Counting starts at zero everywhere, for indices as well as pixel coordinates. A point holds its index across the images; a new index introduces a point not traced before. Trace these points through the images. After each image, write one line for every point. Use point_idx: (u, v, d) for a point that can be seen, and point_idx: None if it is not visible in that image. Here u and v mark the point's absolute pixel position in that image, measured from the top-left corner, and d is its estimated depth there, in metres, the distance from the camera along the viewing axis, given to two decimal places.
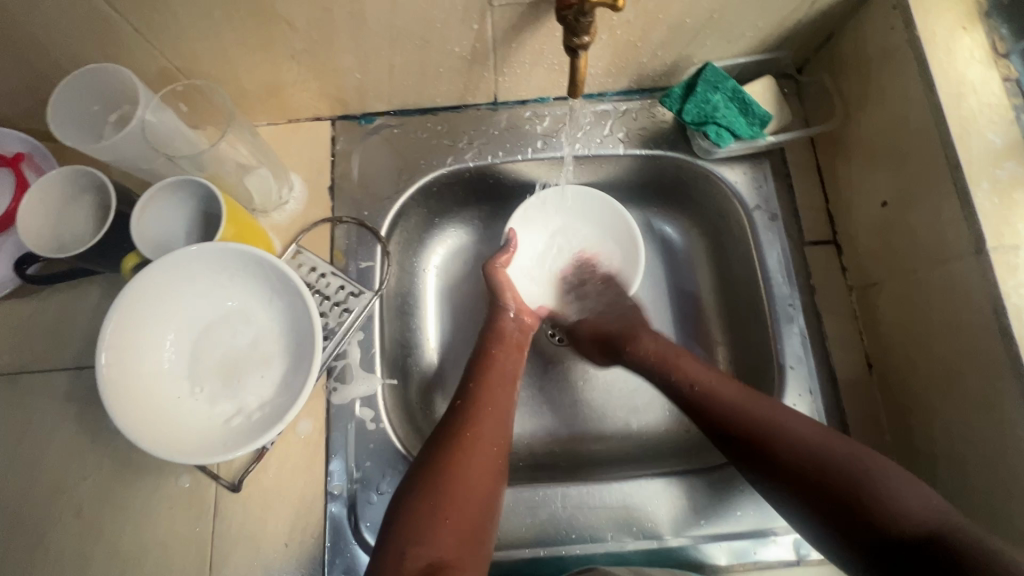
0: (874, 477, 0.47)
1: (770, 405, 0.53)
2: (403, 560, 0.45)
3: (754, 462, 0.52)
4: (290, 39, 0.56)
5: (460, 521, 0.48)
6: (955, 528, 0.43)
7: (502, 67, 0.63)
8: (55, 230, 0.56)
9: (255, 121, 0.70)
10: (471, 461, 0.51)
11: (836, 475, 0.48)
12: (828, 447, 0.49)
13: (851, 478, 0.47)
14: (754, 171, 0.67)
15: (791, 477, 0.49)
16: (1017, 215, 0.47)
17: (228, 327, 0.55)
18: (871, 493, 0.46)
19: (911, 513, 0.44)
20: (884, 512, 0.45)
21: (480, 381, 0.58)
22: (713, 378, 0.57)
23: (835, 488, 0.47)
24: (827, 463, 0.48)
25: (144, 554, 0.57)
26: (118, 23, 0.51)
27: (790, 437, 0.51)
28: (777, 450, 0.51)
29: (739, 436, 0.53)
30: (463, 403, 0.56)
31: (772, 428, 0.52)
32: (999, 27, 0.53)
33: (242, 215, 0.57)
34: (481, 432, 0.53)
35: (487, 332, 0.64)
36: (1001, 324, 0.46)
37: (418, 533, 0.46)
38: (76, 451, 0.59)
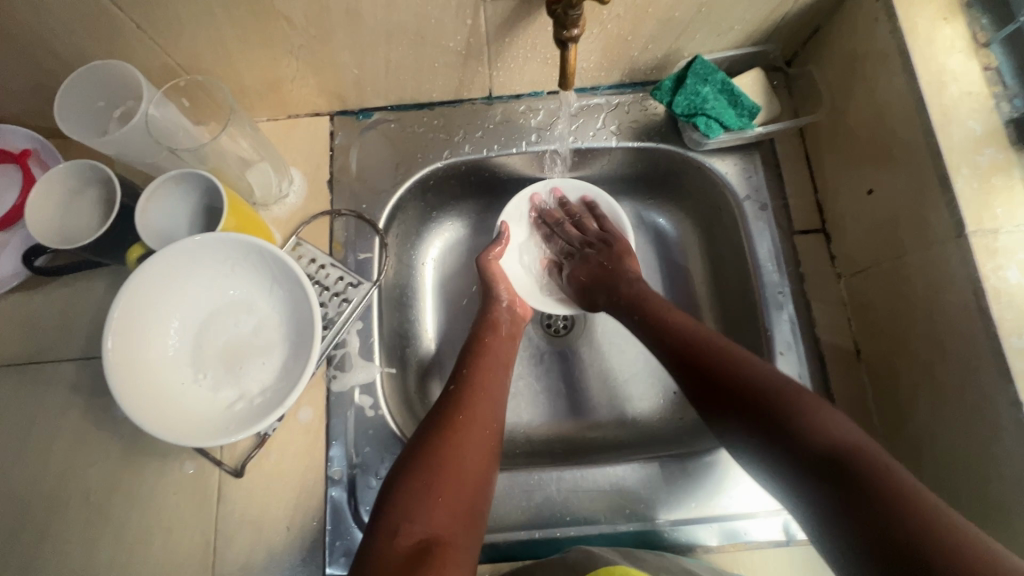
0: (803, 408, 0.48)
1: (726, 340, 0.55)
2: (397, 535, 0.46)
3: (699, 385, 0.54)
4: (289, 35, 0.57)
5: (454, 500, 0.49)
6: (871, 453, 0.43)
7: (495, 62, 0.64)
8: (62, 222, 0.57)
9: (255, 116, 0.71)
10: (464, 441, 0.52)
11: (768, 402, 0.49)
12: (772, 376, 0.51)
13: (780, 405, 0.48)
14: (744, 163, 0.69)
15: (727, 400, 0.51)
16: (996, 200, 0.48)
17: (231, 316, 0.57)
18: (797, 417, 0.47)
19: (828, 437, 0.45)
20: (808, 436, 0.46)
21: (474, 365, 0.60)
22: (673, 314, 0.60)
23: (762, 409, 0.49)
24: (768, 389, 0.50)
25: (150, 538, 0.59)
26: (122, 21, 0.52)
27: (737, 365, 0.52)
28: (719, 376, 0.52)
29: (688, 365, 0.55)
30: (457, 389, 0.57)
31: (720, 358, 0.53)
32: (980, 18, 0.54)
33: (243, 207, 0.59)
34: (474, 415, 0.55)
35: (481, 320, 0.65)
36: (980, 306, 0.47)
37: (412, 510, 0.47)
38: (83, 438, 0.61)
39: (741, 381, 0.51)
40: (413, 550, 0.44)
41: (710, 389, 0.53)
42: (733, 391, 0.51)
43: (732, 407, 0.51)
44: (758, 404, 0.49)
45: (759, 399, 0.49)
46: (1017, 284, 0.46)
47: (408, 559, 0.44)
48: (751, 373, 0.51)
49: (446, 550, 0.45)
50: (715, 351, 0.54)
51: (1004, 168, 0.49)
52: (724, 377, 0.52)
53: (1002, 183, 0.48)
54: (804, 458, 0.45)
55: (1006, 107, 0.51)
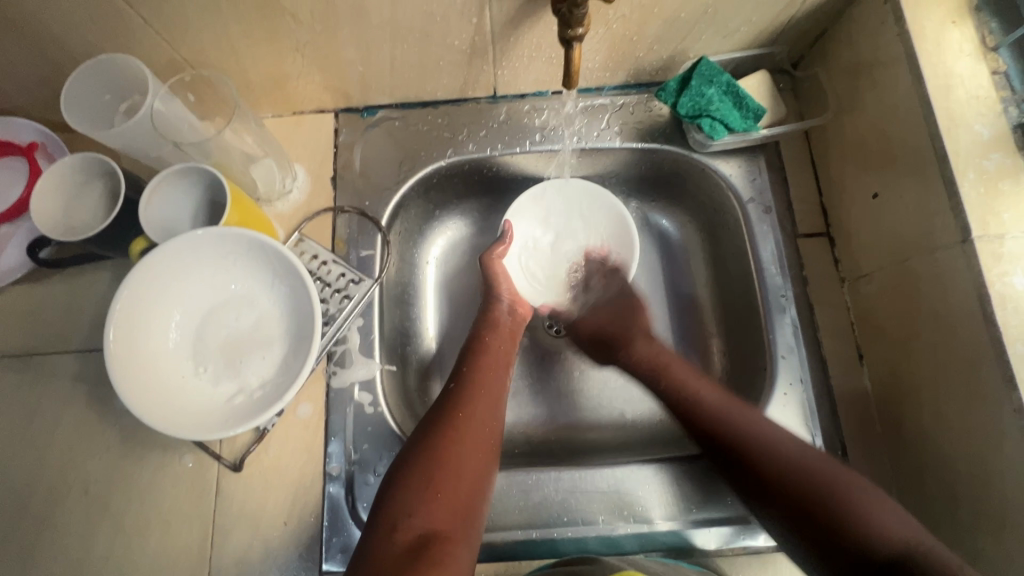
0: (853, 496, 0.49)
1: (764, 421, 0.56)
2: (396, 529, 0.46)
3: (735, 471, 0.55)
4: (295, 32, 0.57)
5: (454, 496, 0.49)
6: (940, 550, 0.45)
7: (501, 61, 0.64)
8: (66, 213, 0.58)
9: (261, 113, 0.72)
10: (464, 436, 0.53)
11: (824, 491, 0.50)
12: (808, 461, 0.52)
13: (831, 503, 0.49)
14: (749, 165, 0.68)
15: (772, 496, 0.52)
16: (1002, 205, 0.48)
17: (232, 310, 0.57)
18: (846, 513, 0.49)
19: (885, 534, 0.47)
20: (860, 535, 0.47)
21: (478, 362, 0.60)
22: (702, 387, 0.60)
23: (806, 508, 0.50)
24: (800, 487, 0.51)
25: (148, 530, 0.59)
26: (130, 16, 0.53)
27: (771, 452, 0.53)
28: (752, 465, 0.53)
29: (724, 447, 0.56)
30: (457, 386, 0.57)
31: (755, 442, 0.54)
32: (989, 22, 0.54)
33: (247, 203, 0.59)
34: (475, 411, 0.55)
35: (482, 317, 0.65)
36: (985, 312, 0.47)
37: (411, 504, 0.47)
38: (84, 429, 0.61)
39: (778, 469, 0.52)
40: (412, 545, 0.45)
41: (752, 480, 0.53)
42: (773, 491, 0.52)
43: (776, 505, 0.52)
44: (806, 508, 0.50)
45: (804, 499, 0.50)
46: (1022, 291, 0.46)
47: (408, 553, 0.44)
48: (790, 463, 0.52)
49: (445, 546, 0.46)
50: (747, 437, 0.55)
51: (1011, 173, 0.48)
52: (763, 466, 0.53)
53: (1009, 188, 0.48)
54: (864, 557, 0.47)
55: (1014, 112, 0.50)
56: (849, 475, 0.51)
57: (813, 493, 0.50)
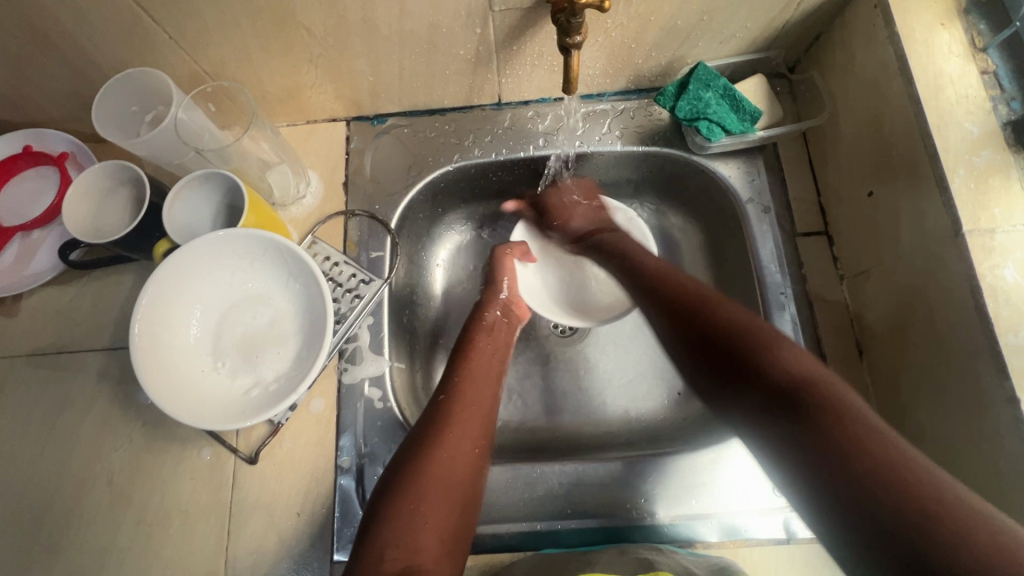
0: (760, 340, 0.49)
1: (734, 306, 0.54)
2: (382, 560, 0.44)
3: (677, 322, 0.56)
4: (309, 44, 0.61)
5: (443, 520, 0.48)
6: (843, 392, 0.43)
7: (505, 69, 0.67)
8: (95, 218, 0.61)
9: (276, 122, 0.75)
10: (452, 455, 0.52)
11: (736, 336, 0.51)
12: (730, 315, 0.53)
13: (748, 342, 0.49)
14: (747, 166, 0.70)
15: (707, 333, 0.52)
16: (993, 200, 0.49)
17: (248, 308, 0.60)
18: (759, 347, 0.49)
19: (785, 368, 0.46)
20: (765, 369, 0.47)
21: (466, 375, 0.60)
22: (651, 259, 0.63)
23: (722, 344, 0.51)
24: (727, 328, 0.52)
25: (168, 521, 0.61)
26: (156, 32, 0.57)
27: (703, 307, 0.55)
28: (684, 325, 0.55)
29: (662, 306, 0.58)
30: (446, 399, 0.57)
31: (688, 300, 0.56)
32: (977, 24, 0.55)
33: (264, 207, 0.62)
34: (463, 428, 0.55)
35: (466, 331, 0.66)
36: (977, 304, 0.48)
37: (399, 532, 0.46)
38: (109, 424, 0.64)
39: (731, 321, 0.52)
40: None
41: (685, 325, 0.55)
42: (706, 335, 0.52)
43: (704, 349, 0.52)
44: (726, 346, 0.51)
45: (727, 340, 0.51)
46: (1013, 283, 0.47)
47: None
48: (742, 318, 0.53)
49: None
50: (686, 292, 0.57)
51: (1001, 169, 0.50)
52: (711, 316, 0.53)
53: (999, 183, 0.49)
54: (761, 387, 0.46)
55: (1003, 110, 0.52)
56: (766, 323, 0.52)
57: (733, 334, 0.51)
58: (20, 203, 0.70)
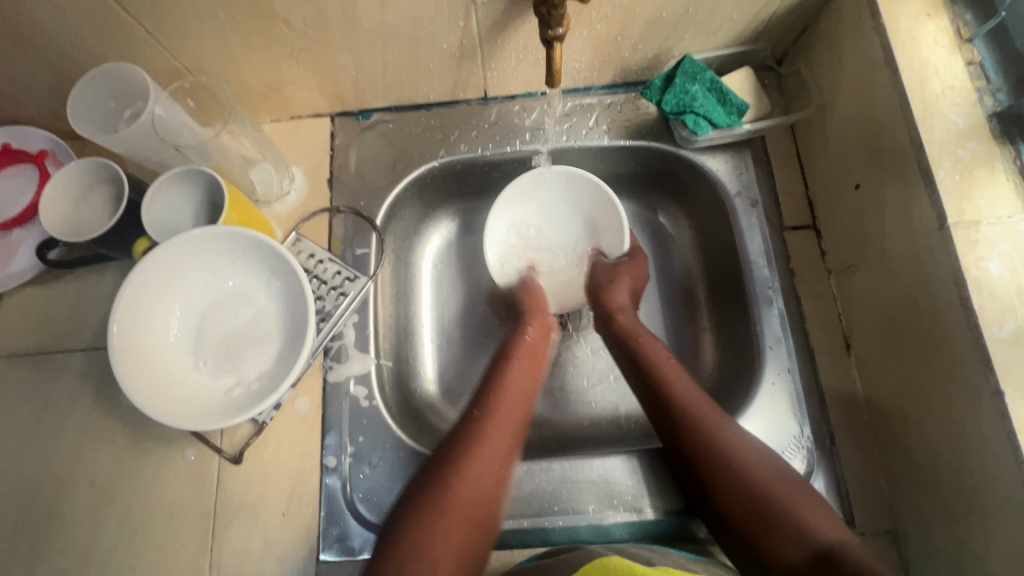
0: (790, 506, 0.50)
1: (728, 426, 0.55)
2: (402, 569, 0.46)
3: (674, 445, 0.57)
4: (290, 39, 0.60)
5: (459, 539, 0.49)
6: (865, 555, 0.46)
7: (490, 63, 0.66)
8: (74, 216, 0.60)
9: (260, 118, 0.74)
10: (475, 474, 0.53)
11: (752, 503, 0.51)
12: (758, 473, 0.52)
13: (764, 504, 0.50)
14: (735, 160, 0.69)
15: (718, 503, 0.53)
16: (977, 192, 0.49)
17: (230, 306, 0.59)
18: (780, 515, 0.49)
19: (815, 533, 0.48)
20: (778, 548, 0.48)
21: (503, 397, 0.59)
22: (668, 365, 0.61)
23: (740, 516, 0.51)
24: (732, 477, 0.52)
25: (152, 523, 0.61)
26: (132, 26, 0.56)
27: (719, 443, 0.54)
28: (705, 460, 0.54)
29: (676, 435, 0.56)
30: (480, 416, 0.57)
31: (700, 423, 0.56)
32: (963, 15, 0.55)
33: (245, 203, 0.61)
34: (491, 448, 0.55)
35: (504, 351, 0.65)
36: (961, 297, 0.47)
37: (420, 545, 0.47)
38: (91, 425, 0.64)
39: (722, 459, 0.53)
40: None
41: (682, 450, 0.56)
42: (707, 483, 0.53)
43: (714, 500, 0.53)
44: (742, 517, 0.51)
45: (741, 509, 0.51)
46: (998, 276, 0.46)
47: None
48: (725, 440, 0.54)
49: None
50: (681, 410, 0.57)
51: (986, 161, 0.49)
52: (696, 441, 0.55)
53: (984, 175, 0.49)
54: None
55: (989, 101, 0.51)
56: (776, 463, 0.53)
57: (755, 509, 0.50)
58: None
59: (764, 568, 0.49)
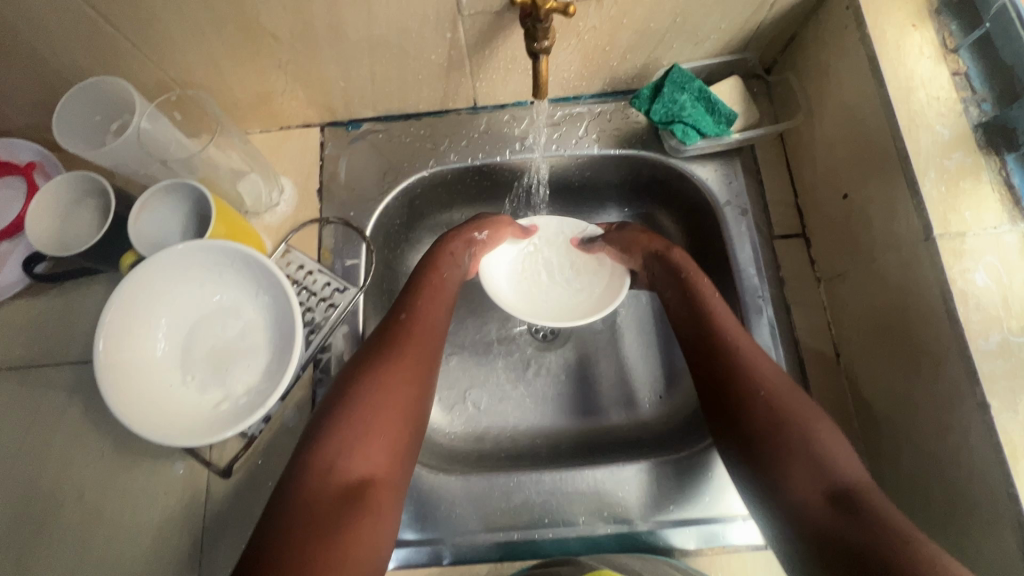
0: (815, 443, 0.49)
1: (768, 363, 0.54)
2: (330, 470, 0.47)
3: (708, 374, 0.56)
4: (277, 51, 0.60)
5: (390, 432, 0.51)
6: (888, 505, 0.45)
7: (478, 73, 0.66)
8: (61, 230, 0.60)
9: (249, 129, 0.74)
10: (404, 386, 0.53)
11: (778, 436, 0.50)
12: (792, 405, 0.51)
13: (793, 440, 0.49)
14: (725, 169, 0.69)
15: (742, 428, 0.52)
16: (963, 203, 0.49)
17: (218, 320, 0.59)
18: (808, 453, 0.48)
19: (841, 474, 0.47)
20: (795, 484, 0.48)
21: (423, 298, 0.60)
22: (711, 298, 0.59)
23: (762, 444, 0.50)
24: (768, 410, 0.51)
25: (140, 538, 0.60)
26: (118, 40, 0.55)
27: (754, 371, 0.53)
28: (736, 378, 0.54)
29: (712, 366, 0.55)
30: (406, 319, 0.58)
31: (741, 352, 0.55)
32: (949, 25, 0.55)
33: (233, 216, 0.61)
34: (417, 346, 0.56)
35: (428, 258, 0.64)
36: (948, 308, 0.47)
37: (349, 445, 0.48)
38: (79, 440, 0.63)
39: (759, 393, 0.52)
40: (345, 489, 0.46)
41: (716, 381, 0.55)
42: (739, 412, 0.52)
43: (739, 429, 0.52)
44: (765, 447, 0.50)
45: (767, 441, 0.50)
46: (983, 288, 0.46)
47: (339, 498, 0.46)
48: (767, 377, 0.53)
49: (375, 495, 0.47)
50: (725, 342, 0.56)
51: (972, 172, 0.49)
52: (736, 376, 0.54)
53: (969, 186, 0.49)
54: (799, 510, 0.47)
55: (974, 111, 0.52)
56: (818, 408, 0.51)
57: (780, 442, 0.50)
58: None
59: (771, 493, 0.49)
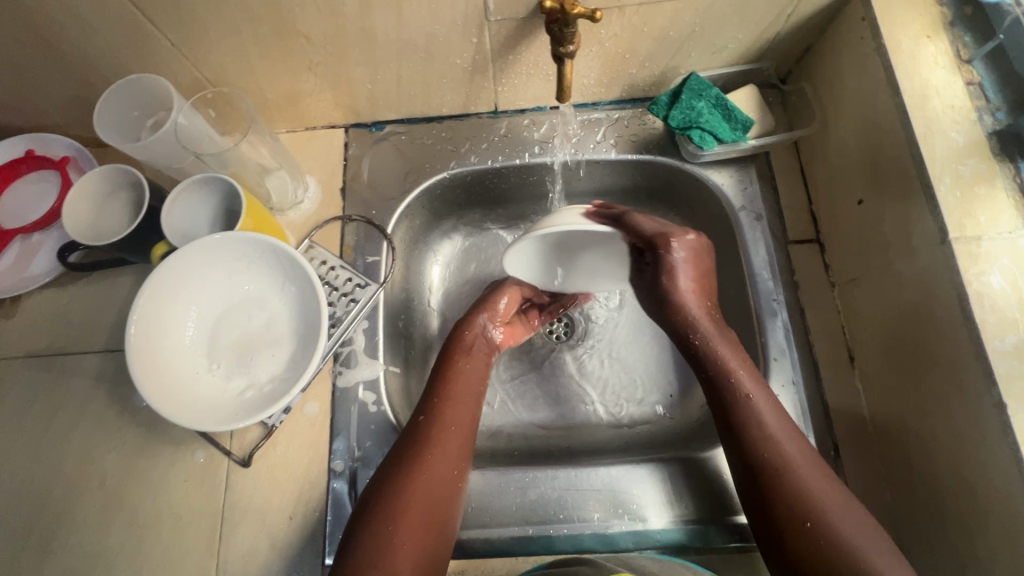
0: (864, 559, 0.45)
1: (806, 464, 0.51)
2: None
3: (744, 472, 0.53)
4: (308, 52, 0.62)
5: (416, 539, 0.49)
6: None
7: (500, 78, 0.68)
8: (94, 220, 0.62)
9: (276, 128, 0.76)
10: (431, 478, 0.53)
11: (821, 549, 0.46)
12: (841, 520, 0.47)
13: (837, 554, 0.46)
14: (740, 175, 0.71)
15: (783, 539, 0.48)
16: (978, 208, 0.50)
17: (244, 311, 0.60)
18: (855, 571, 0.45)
19: None
20: None
21: (445, 397, 0.60)
22: (744, 377, 0.55)
23: (806, 557, 0.47)
24: (811, 521, 0.48)
25: (159, 524, 0.61)
26: (158, 39, 0.58)
27: (794, 475, 0.50)
28: (779, 487, 0.50)
29: (750, 466, 0.52)
30: (426, 419, 0.57)
31: (778, 453, 0.51)
32: (962, 36, 0.57)
33: (261, 211, 0.63)
34: (442, 448, 0.55)
35: (446, 348, 0.65)
36: (963, 310, 0.48)
37: (376, 557, 0.47)
38: (103, 425, 0.65)
39: (799, 497, 0.49)
40: None
41: (754, 482, 0.51)
42: (781, 520, 0.49)
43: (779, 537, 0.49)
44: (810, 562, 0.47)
45: (810, 554, 0.47)
46: (999, 290, 0.47)
47: None
48: (808, 482, 0.49)
49: None
50: (762, 437, 0.52)
51: (987, 178, 0.51)
52: (776, 478, 0.50)
53: (985, 191, 0.50)
54: None
55: (988, 120, 0.53)
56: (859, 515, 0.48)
57: (823, 558, 0.46)
58: (21, 206, 0.71)
59: None
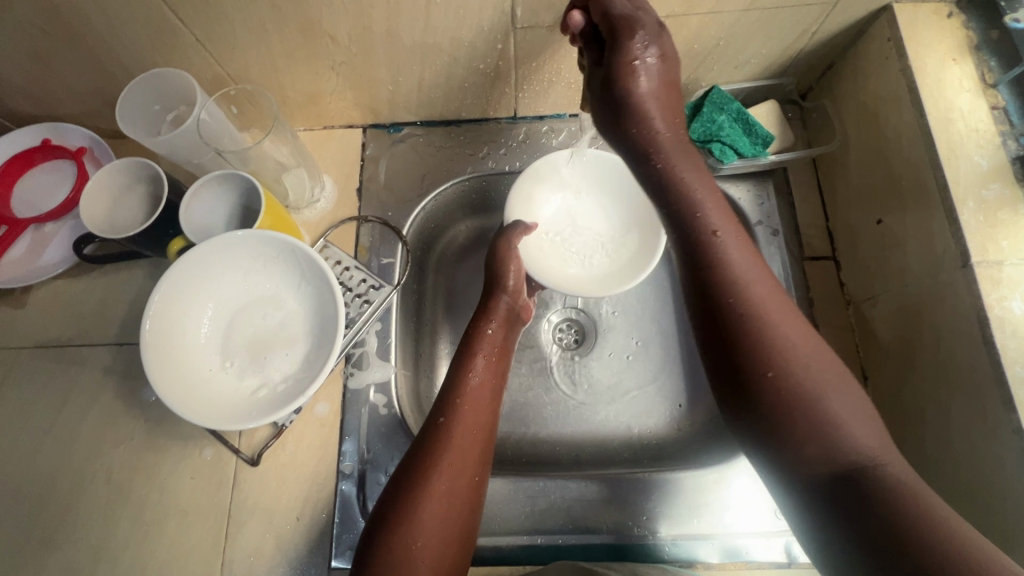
0: (830, 411, 0.40)
1: (768, 299, 0.44)
2: None
3: (704, 311, 0.46)
4: (332, 52, 0.62)
5: (436, 547, 0.47)
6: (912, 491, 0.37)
7: (522, 84, 0.68)
8: (110, 213, 0.62)
9: (294, 126, 0.76)
10: (450, 488, 0.50)
11: (775, 391, 0.41)
12: (804, 365, 0.42)
13: (795, 395, 0.40)
14: (757, 189, 0.71)
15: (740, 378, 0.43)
16: (1002, 233, 0.50)
17: (258, 309, 0.60)
18: (811, 410, 0.40)
19: (850, 444, 0.39)
20: (794, 452, 0.40)
21: (464, 400, 0.56)
22: (709, 203, 0.48)
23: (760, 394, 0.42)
24: (771, 359, 0.42)
25: (165, 521, 0.61)
26: (183, 34, 0.58)
27: (757, 312, 0.43)
28: (737, 328, 0.43)
29: (708, 303, 0.45)
30: (446, 422, 0.54)
31: (739, 286, 0.44)
32: (988, 61, 0.57)
33: (279, 209, 0.63)
34: (460, 453, 0.52)
35: (467, 344, 0.61)
36: (984, 334, 0.48)
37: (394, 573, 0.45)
38: (111, 419, 0.64)
39: (759, 336, 0.42)
40: None
41: (713, 321, 0.45)
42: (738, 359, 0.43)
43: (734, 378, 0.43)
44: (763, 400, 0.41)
45: (764, 393, 0.41)
46: (1021, 316, 0.47)
47: None
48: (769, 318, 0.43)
49: None
50: (723, 272, 0.45)
51: (1011, 203, 0.51)
52: (734, 317, 0.44)
53: (1009, 217, 0.50)
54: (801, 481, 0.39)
55: (1013, 145, 0.53)
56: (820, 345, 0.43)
57: (780, 400, 0.41)
58: (36, 196, 0.70)
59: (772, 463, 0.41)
